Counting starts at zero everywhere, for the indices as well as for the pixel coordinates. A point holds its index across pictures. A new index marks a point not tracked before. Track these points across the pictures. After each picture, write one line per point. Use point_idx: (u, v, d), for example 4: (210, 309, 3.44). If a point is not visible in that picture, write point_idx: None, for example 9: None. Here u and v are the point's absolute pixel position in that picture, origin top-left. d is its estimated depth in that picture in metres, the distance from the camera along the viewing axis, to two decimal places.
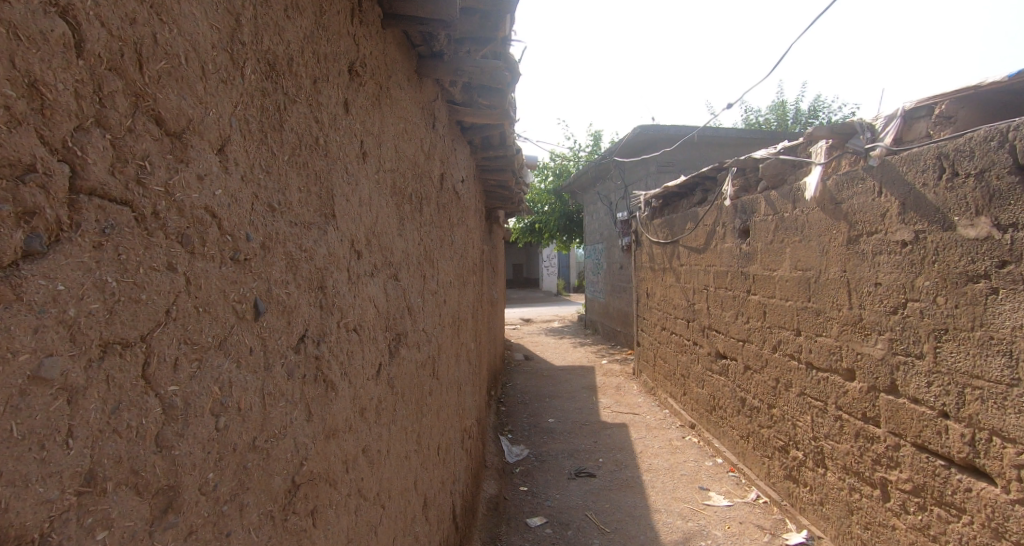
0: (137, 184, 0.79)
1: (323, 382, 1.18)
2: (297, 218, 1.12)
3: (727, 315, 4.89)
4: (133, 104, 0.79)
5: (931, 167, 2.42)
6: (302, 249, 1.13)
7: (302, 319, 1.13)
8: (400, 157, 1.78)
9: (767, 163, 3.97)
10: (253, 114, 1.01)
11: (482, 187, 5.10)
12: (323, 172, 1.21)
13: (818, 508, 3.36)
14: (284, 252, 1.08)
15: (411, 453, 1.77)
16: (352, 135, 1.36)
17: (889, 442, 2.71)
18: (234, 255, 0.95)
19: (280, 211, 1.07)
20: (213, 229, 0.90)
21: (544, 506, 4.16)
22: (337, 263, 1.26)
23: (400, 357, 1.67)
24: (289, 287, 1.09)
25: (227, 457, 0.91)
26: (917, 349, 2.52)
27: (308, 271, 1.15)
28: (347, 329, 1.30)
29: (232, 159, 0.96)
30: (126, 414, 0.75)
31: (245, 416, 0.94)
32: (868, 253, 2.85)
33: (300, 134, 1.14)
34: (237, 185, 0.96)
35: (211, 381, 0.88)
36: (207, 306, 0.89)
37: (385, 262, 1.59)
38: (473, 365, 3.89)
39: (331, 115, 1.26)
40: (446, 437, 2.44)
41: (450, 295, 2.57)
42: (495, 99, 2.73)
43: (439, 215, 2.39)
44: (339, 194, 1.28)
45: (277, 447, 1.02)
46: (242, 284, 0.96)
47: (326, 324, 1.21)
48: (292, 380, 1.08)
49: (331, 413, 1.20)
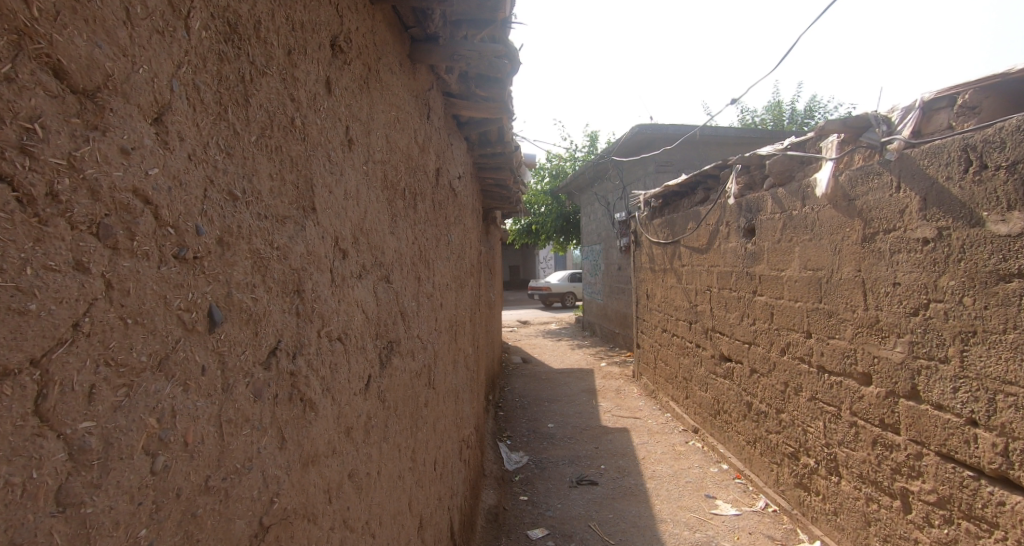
0: (21, 153, 0.64)
1: (300, 401, 1.04)
2: (267, 210, 0.98)
3: (731, 317, 4.75)
4: (16, 44, 0.64)
5: (957, 160, 2.29)
6: (274, 247, 0.99)
7: (274, 328, 0.98)
8: (391, 145, 1.64)
9: (774, 159, 3.83)
10: (205, 81, 0.87)
11: (480, 186, 4.95)
12: (300, 158, 1.07)
13: (831, 518, 3.23)
14: (251, 250, 0.93)
15: (406, 472, 1.63)
16: (336, 119, 1.22)
17: (910, 451, 2.58)
18: (179, 251, 0.80)
19: (245, 201, 0.93)
20: (147, 220, 0.76)
21: (545, 517, 4.01)
22: (317, 263, 1.11)
23: (393, 368, 1.53)
24: (256, 291, 0.94)
25: (174, 497, 0.77)
26: (941, 352, 2.38)
27: (281, 272, 1.00)
28: (330, 338, 1.15)
29: (174, 131, 0.81)
30: (6, 466, 0.60)
31: (193, 452, 0.80)
32: (886, 252, 2.72)
33: (270, 112, 0.99)
34: (182, 166, 0.82)
35: (143, 411, 0.73)
36: (140, 316, 0.74)
37: (374, 263, 1.44)
38: (471, 371, 3.74)
39: (309, 94, 1.12)
40: (443, 450, 2.29)
41: (446, 298, 2.42)
42: (494, 91, 2.58)
43: (434, 212, 2.25)
44: (320, 185, 1.13)
45: (238, 485, 0.87)
46: (190, 288, 0.81)
47: (305, 334, 1.07)
48: (260, 402, 0.94)
49: (311, 437, 1.06)
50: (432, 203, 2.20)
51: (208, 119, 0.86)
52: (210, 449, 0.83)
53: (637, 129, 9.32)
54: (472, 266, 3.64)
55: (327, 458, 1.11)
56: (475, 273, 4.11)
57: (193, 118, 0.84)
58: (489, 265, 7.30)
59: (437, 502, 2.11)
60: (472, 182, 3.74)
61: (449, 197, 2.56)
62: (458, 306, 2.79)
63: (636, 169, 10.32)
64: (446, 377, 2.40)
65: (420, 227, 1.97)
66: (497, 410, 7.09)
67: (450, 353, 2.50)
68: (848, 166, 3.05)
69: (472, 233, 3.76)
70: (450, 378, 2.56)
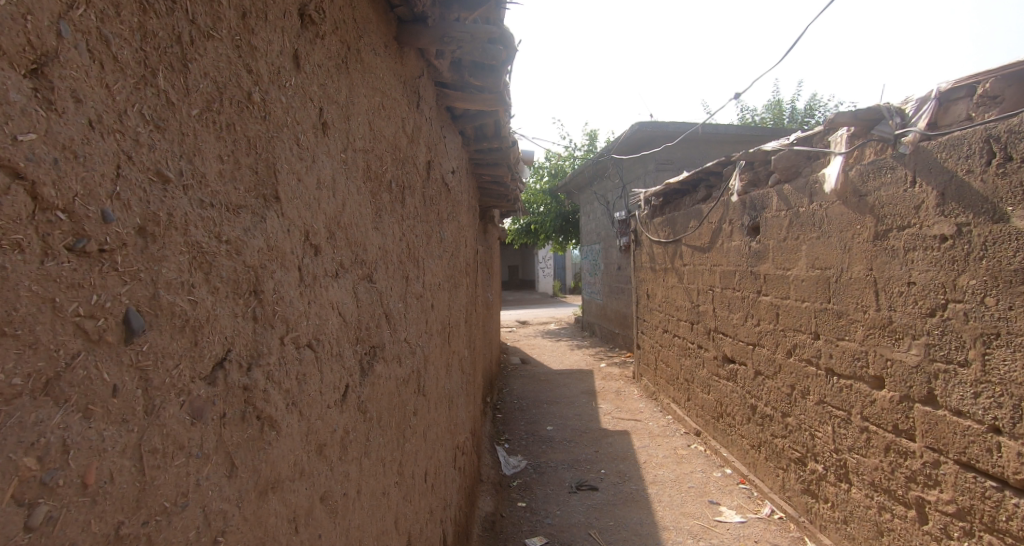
0: None
1: (255, 419, 0.91)
2: (214, 196, 0.86)
3: (735, 317, 4.62)
4: None
5: (978, 152, 2.17)
6: (221, 240, 0.86)
7: (221, 335, 0.86)
8: (374, 131, 1.52)
9: (780, 155, 3.69)
10: (122, 37, 0.74)
11: (477, 183, 4.82)
12: (256, 139, 0.95)
13: (841, 526, 3.10)
14: (187, 243, 0.80)
15: (390, 488, 1.50)
16: (306, 98, 1.09)
17: (926, 459, 2.45)
18: (75, 242, 0.67)
19: (179, 184, 0.80)
20: (19, 200, 0.63)
21: (544, 524, 3.88)
22: (281, 260, 0.99)
23: (375, 376, 1.40)
24: (197, 292, 0.82)
25: (68, 539, 0.64)
26: (961, 355, 2.26)
27: (231, 270, 0.88)
28: (296, 345, 1.02)
29: (66, 89, 0.68)
30: None
31: (95, 493, 0.67)
32: (899, 250, 2.59)
33: (217, 83, 0.88)
34: (84, 136, 0.69)
35: (14, 445, 0.61)
36: (10, 323, 0.62)
37: (355, 260, 1.32)
38: (467, 374, 3.61)
39: (271, 67, 0.99)
40: (434, 460, 2.16)
41: (438, 299, 2.29)
42: (489, 81, 2.46)
43: (425, 207, 2.12)
44: (283, 171, 1.01)
45: (169, 526, 0.75)
46: (92, 287, 0.69)
47: (263, 341, 0.94)
48: (200, 425, 0.81)
49: (269, 461, 0.93)
50: (423, 197, 2.07)
51: (117, 81, 0.73)
52: (124, 475, 0.70)
53: (637, 127, 9.21)
54: (467, 265, 3.51)
55: (291, 482, 0.98)
56: (472, 273, 3.98)
57: (97, 76, 0.71)
58: (487, 264, 7.17)
59: (427, 516, 1.98)
60: (467, 178, 3.62)
61: (441, 192, 2.44)
62: (451, 307, 2.66)
63: (636, 167, 10.20)
64: (438, 384, 2.27)
65: (408, 223, 1.84)
66: (494, 412, 6.96)
67: (442, 358, 2.37)
68: (858, 160, 2.92)
69: (467, 232, 3.63)
70: (443, 384, 2.43)
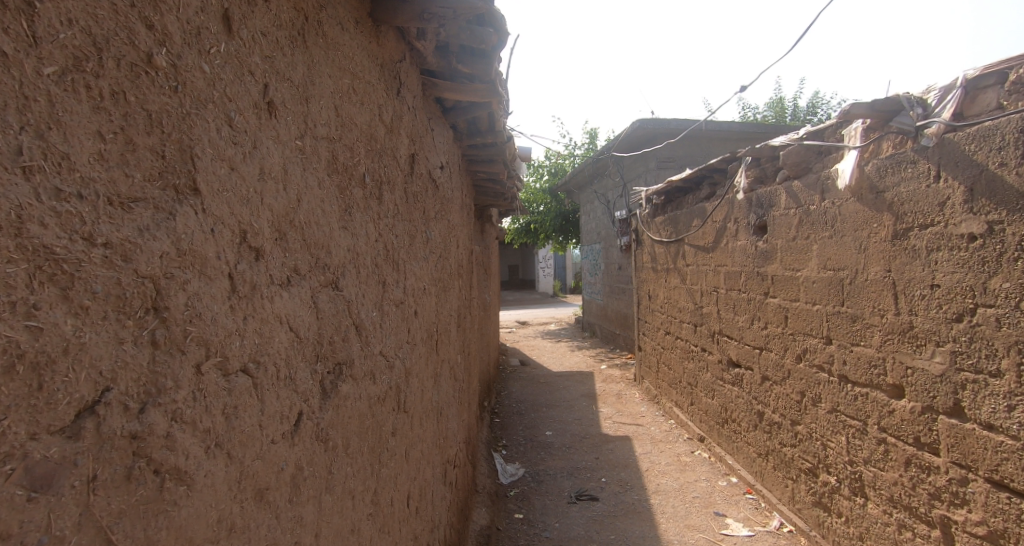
0: None
1: (149, 476, 0.74)
2: (85, 182, 0.70)
3: (740, 320, 4.44)
4: None
5: (1011, 143, 2.00)
6: (94, 243, 0.70)
7: (92, 367, 0.69)
8: (340, 117, 1.34)
9: (788, 150, 3.49)
10: None
11: (471, 181, 4.64)
12: (156, 114, 0.79)
13: (857, 543, 2.92)
14: (31, 248, 0.64)
15: (360, 524, 1.32)
16: (240, 71, 0.94)
17: (952, 475, 2.27)
18: None
19: (24, 162, 0.64)
20: None
21: (541, 538, 3.70)
22: (196, 267, 0.83)
23: (341, 400, 1.22)
24: (51, 303, 0.65)
25: None
26: (992, 365, 2.09)
27: (113, 280, 0.72)
28: (218, 374, 0.86)
29: None
30: None
31: None
32: (922, 250, 2.40)
33: (97, 37, 0.72)
34: None
35: None
36: None
37: (313, 264, 1.15)
38: (459, 382, 3.41)
39: (187, 29, 0.84)
40: (418, 480, 1.98)
41: (423, 304, 2.10)
42: (479, 68, 2.28)
43: (408, 204, 1.94)
44: (198, 156, 0.84)
45: None
46: None
47: (164, 367, 0.78)
48: (51, 494, 0.64)
49: (171, 527, 0.77)
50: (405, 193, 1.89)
51: None
52: None
53: (638, 124, 9.04)
54: (459, 265, 3.32)
55: (205, 538, 0.81)
56: (465, 273, 3.79)
57: None
58: (484, 265, 7.00)
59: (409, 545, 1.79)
60: (459, 175, 3.44)
61: (427, 188, 2.26)
62: (439, 312, 2.46)
63: (637, 166, 10.02)
64: (422, 398, 2.07)
65: (384, 221, 1.66)
66: (492, 416, 6.78)
67: (426, 369, 2.18)
68: (875, 154, 2.72)
69: (460, 232, 3.45)
70: (429, 396, 2.24)
